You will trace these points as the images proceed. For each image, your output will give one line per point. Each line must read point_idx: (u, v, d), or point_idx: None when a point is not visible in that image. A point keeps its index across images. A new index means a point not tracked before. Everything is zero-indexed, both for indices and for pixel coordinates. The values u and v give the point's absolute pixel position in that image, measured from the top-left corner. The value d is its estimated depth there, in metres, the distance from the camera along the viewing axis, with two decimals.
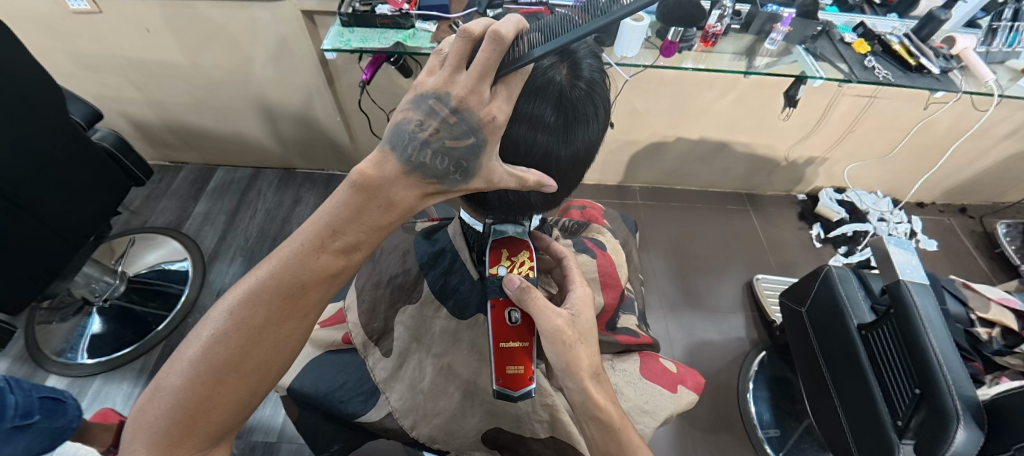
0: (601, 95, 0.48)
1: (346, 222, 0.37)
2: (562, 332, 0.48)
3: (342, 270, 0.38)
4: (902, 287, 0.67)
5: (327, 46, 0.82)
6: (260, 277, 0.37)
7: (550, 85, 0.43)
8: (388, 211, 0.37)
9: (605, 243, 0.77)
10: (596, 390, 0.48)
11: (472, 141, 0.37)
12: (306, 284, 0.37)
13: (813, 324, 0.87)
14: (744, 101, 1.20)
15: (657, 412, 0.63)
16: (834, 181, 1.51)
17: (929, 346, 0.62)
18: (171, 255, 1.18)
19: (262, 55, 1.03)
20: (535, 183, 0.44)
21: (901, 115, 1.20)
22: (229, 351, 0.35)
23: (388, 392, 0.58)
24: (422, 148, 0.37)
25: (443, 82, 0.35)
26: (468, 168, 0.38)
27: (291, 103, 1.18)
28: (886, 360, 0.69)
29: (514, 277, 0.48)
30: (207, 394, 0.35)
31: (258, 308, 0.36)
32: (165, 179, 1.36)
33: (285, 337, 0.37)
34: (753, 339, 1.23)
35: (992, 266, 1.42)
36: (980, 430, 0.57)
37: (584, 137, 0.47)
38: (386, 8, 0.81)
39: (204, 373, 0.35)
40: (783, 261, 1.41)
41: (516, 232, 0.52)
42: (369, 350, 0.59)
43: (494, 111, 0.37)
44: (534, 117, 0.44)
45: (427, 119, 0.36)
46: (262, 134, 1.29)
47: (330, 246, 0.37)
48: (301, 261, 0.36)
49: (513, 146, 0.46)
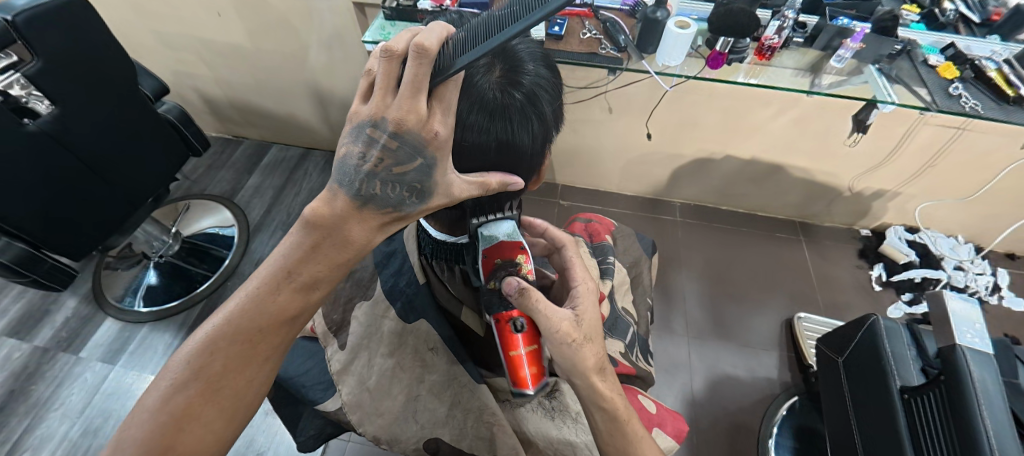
0: (547, 95, 0.45)
1: (303, 262, 0.40)
2: (568, 335, 0.46)
3: (300, 311, 0.42)
4: (955, 353, 0.58)
5: (367, 38, 0.84)
6: (216, 326, 0.40)
7: (479, 90, 0.41)
8: (341, 249, 0.40)
9: None
10: (603, 386, 0.48)
11: (420, 162, 0.38)
12: (265, 325, 0.40)
13: (851, 385, 0.77)
14: (803, 122, 1.10)
15: None
16: (904, 219, 1.35)
17: (979, 424, 0.53)
18: (222, 222, 1.29)
19: (316, 43, 1.09)
20: (497, 185, 0.44)
21: (996, 153, 1.04)
22: (189, 398, 0.37)
23: (340, 385, 0.57)
24: (370, 179, 0.38)
25: (377, 109, 0.36)
26: (422, 190, 0.39)
27: (339, 89, 1.24)
28: (926, 432, 0.60)
29: (513, 280, 0.46)
30: (165, 444, 0.36)
31: (216, 354, 0.39)
32: (225, 151, 1.48)
33: (245, 380, 0.40)
34: (784, 381, 1.13)
35: None
36: None
37: (509, 137, 0.43)
38: (427, 3, 0.82)
39: (164, 423, 0.37)
40: (832, 301, 1.28)
41: (506, 235, 0.49)
42: (328, 341, 0.59)
43: (435, 127, 0.37)
44: (466, 125, 0.42)
45: (368, 149, 0.37)
46: (311, 117, 1.36)
47: (288, 284, 0.40)
48: (258, 305, 0.40)
49: (463, 156, 0.44)
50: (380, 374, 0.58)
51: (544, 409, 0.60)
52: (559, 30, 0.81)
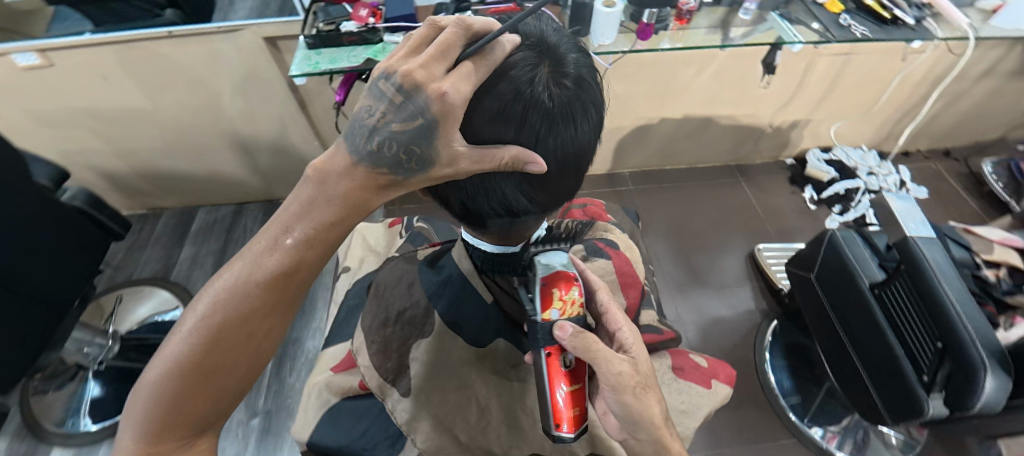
0: (589, 96, 0.40)
1: (297, 218, 0.36)
2: (632, 380, 0.44)
3: (301, 268, 0.36)
4: (909, 244, 0.67)
5: (295, 72, 0.78)
6: (221, 274, 0.36)
7: (512, 79, 0.36)
8: (334, 204, 0.35)
9: (617, 241, 0.69)
10: (669, 438, 0.45)
11: (421, 123, 0.34)
12: (264, 286, 0.35)
13: (824, 289, 0.86)
14: (723, 74, 1.19)
15: (695, 412, 0.61)
16: (819, 142, 1.52)
17: (944, 297, 0.61)
18: (161, 306, 1.14)
19: (230, 88, 0.99)
20: (511, 161, 0.36)
21: (879, 68, 1.20)
22: (192, 352, 0.34)
23: (414, 433, 0.54)
24: (372, 136, 0.35)
25: (396, 64, 0.34)
26: (421, 157, 0.35)
27: (263, 133, 1.14)
28: (903, 318, 0.68)
29: (567, 323, 0.43)
30: (175, 400, 0.34)
31: (216, 308, 0.35)
32: (144, 228, 1.31)
33: (247, 336, 0.36)
34: (762, 310, 1.23)
35: (984, 205, 1.43)
36: (1008, 376, 0.55)
37: (558, 137, 0.39)
38: (352, 25, 0.78)
39: (172, 380, 0.34)
40: (781, 228, 1.41)
41: (562, 265, 0.46)
42: (386, 392, 0.54)
43: (444, 87, 0.33)
44: (486, 115, 0.37)
45: (376, 104, 0.34)
46: (238, 169, 1.25)
47: (286, 240, 0.35)
48: (260, 259, 0.35)
49: (484, 137, 0.38)
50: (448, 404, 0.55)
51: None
52: None
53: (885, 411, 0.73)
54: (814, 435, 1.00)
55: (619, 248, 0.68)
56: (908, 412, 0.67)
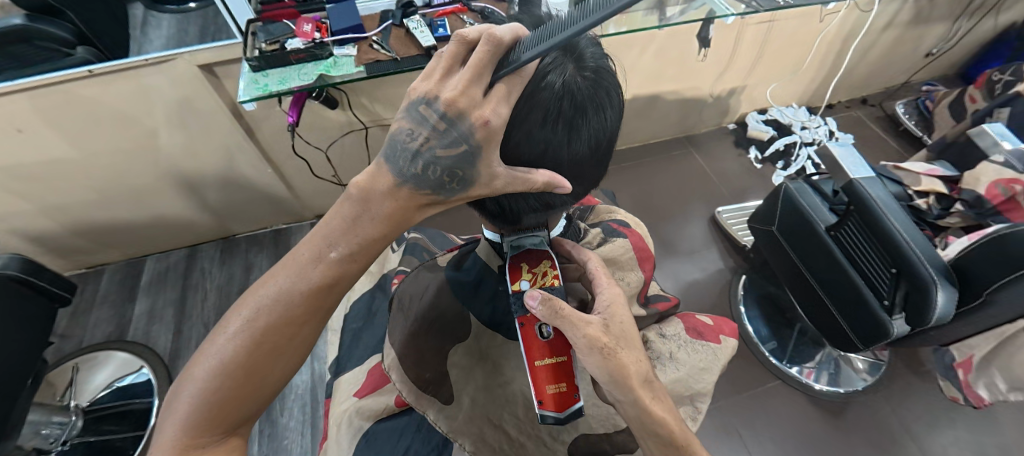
0: (611, 84, 0.42)
1: (341, 234, 0.35)
2: (598, 339, 0.41)
3: (340, 279, 0.37)
4: (854, 186, 0.74)
5: (243, 97, 0.72)
6: (270, 277, 0.37)
7: (548, 88, 0.37)
8: (379, 222, 0.36)
9: (626, 220, 0.67)
10: (652, 401, 0.41)
11: (465, 149, 0.34)
12: (307, 294, 0.35)
13: (785, 236, 0.93)
14: (664, 52, 1.25)
15: (713, 368, 0.59)
16: (756, 105, 1.63)
17: (893, 228, 0.68)
18: (122, 369, 1.04)
19: (167, 125, 0.92)
20: (542, 185, 0.39)
21: (799, 31, 1.31)
22: (238, 351, 0.34)
23: (460, 439, 0.50)
24: (415, 160, 0.35)
25: (433, 86, 0.34)
26: (464, 177, 0.36)
27: (210, 168, 1.07)
28: (860, 253, 0.75)
29: (534, 291, 0.42)
30: (218, 394, 0.34)
31: (262, 310, 0.35)
32: (86, 289, 1.19)
33: (288, 337, 0.36)
34: (731, 267, 1.31)
35: (901, 143, 1.60)
36: (953, 288, 0.63)
37: (581, 136, 0.40)
38: (297, 42, 0.73)
39: (221, 375, 0.34)
40: (734, 189, 1.51)
41: (535, 243, 0.46)
42: (426, 404, 0.50)
43: (486, 114, 0.33)
44: (525, 126, 0.38)
45: (418, 127, 0.34)
46: (186, 209, 1.16)
47: (328, 256, 0.35)
48: (303, 267, 0.35)
49: (518, 148, 0.39)
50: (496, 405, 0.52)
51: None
52: (444, 31, 0.78)
53: (854, 337, 0.81)
54: (794, 373, 1.09)
55: (631, 226, 0.66)
56: (875, 333, 0.75)
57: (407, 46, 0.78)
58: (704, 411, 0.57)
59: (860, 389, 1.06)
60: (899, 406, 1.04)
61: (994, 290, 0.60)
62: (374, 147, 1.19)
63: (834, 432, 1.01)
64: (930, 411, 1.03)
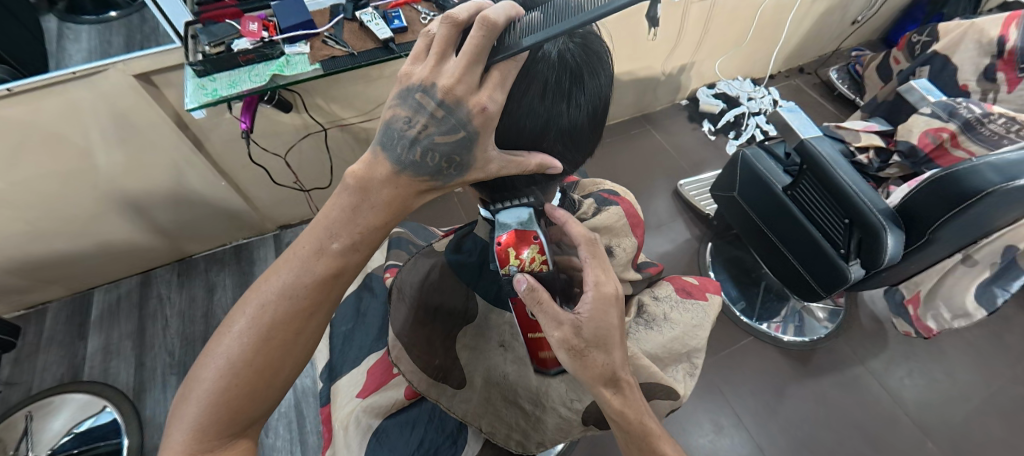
0: (599, 48, 0.42)
1: (342, 224, 0.36)
2: (568, 341, 0.41)
3: (342, 272, 0.38)
4: (806, 146, 0.79)
5: (191, 105, 0.67)
6: (271, 273, 0.37)
7: (544, 60, 0.37)
8: (380, 210, 0.36)
9: (614, 189, 0.68)
10: (612, 398, 0.42)
11: (462, 135, 0.35)
12: (310, 288, 0.37)
13: (746, 200, 0.99)
14: (616, 33, 1.28)
15: (704, 323, 0.62)
16: (705, 80, 1.70)
17: (843, 182, 0.73)
18: (81, 412, 0.96)
19: (105, 144, 0.84)
20: (536, 167, 0.40)
21: (738, 6, 1.38)
22: (244, 349, 0.35)
23: (476, 422, 0.52)
24: (412, 147, 0.35)
25: (428, 72, 0.33)
26: (461, 163, 0.36)
27: (158, 186, 0.99)
28: (816, 207, 0.81)
29: (521, 279, 0.41)
30: (226, 395, 0.35)
31: (266, 308, 0.36)
32: (27, 332, 1.09)
33: (293, 333, 0.37)
34: (697, 235, 1.37)
35: (837, 106, 1.72)
36: (899, 230, 0.69)
37: (575, 108, 0.41)
38: (244, 42, 0.70)
39: (227, 374, 0.35)
40: (692, 161, 1.57)
41: (521, 222, 0.43)
42: (437, 390, 0.51)
43: (483, 100, 0.34)
44: (523, 102, 0.38)
45: (415, 115, 0.34)
46: (134, 233, 1.07)
47: (330, 248, 0.36)
48: (306, 261, 0.36)
49: (513, 129, 0.40)
50: (510, 381, 0.52)
51: (643, 324, 0.60)
52: (400, 21, 0.76)
53: (817, 287, 0.87)
54: (764, 329, 1.16)
55: (619, 194, 0.66)
56: (834, 280, 0.81)
57: (363, 40, 0.76)
58: (701, 366, 0.61)
59: (824, 335, 1.15)
60: (859, 347, 1.14)
61: (936, 229, 0.66)
62: (335, 150, 1.15)
63: (805, 378, 1.09)
64: (885, 348, 1.13)
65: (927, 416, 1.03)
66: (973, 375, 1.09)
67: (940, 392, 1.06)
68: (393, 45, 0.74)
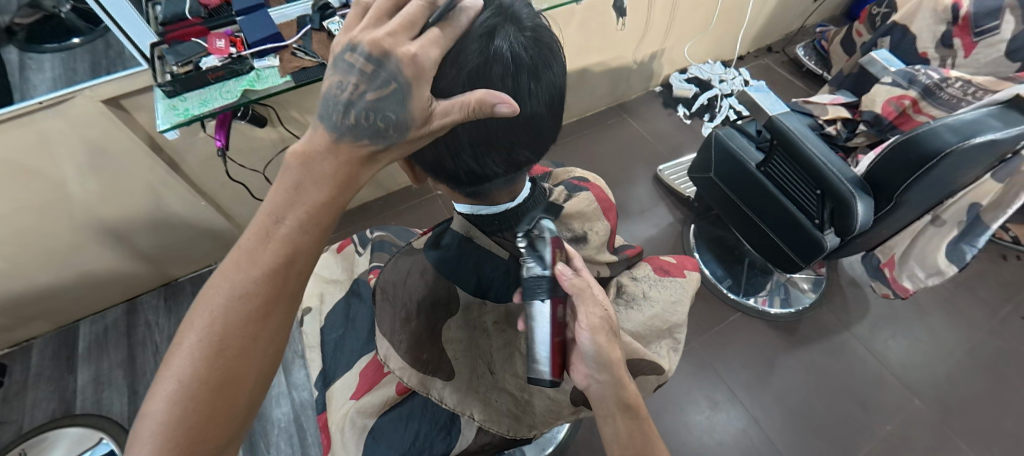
0: (550, 41, 0.43)
1: (286, 204, 0.34)
2: (602, 325, 0.45)
3: (294, 258, 0.35)
4: (775, 123, 0.82)
5: (163, 126, 0.66)
6: (216, 282, 0.34)
7: (498, 56, 0.38)
8: (324, 184, 0.35)
9: (583, 175, 0.70)
10: (626, 378, 0.45)
11: (394, 88, 0.34)
12: (262, 280, 0.34)
13: (722, 179, 1.01)
14: (585, 25, 1.29)
15: (683, 299, 0.64)
16: (676, 66, 1.73)
17: (812, 154, 0.76)
18: (77, 446, 0.97)
19: (77, 173, 0.83)
20: (485, 120, 0.36)
21: None
22: (194, 364, 0.32)
23: (469, 411, 0.52)
24: (347, 109, 0.35)
25: (358, 31, 0.34)
26: (398, 122, 0.35)
27: (136, 212, 0.98)
28: (789, 181, 0.83)
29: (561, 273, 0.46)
30: (181, 422, 0.31)
31: (212, 316, 0.33)
32: (13, 371, 1.07)
33: (251, 338, 0.34)
34: (680, 218, 1.39)
35: (807, 82, 1.76)
36: (868, 197, 0.72)
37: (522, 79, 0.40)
38: (212, 59, 0.69)
39: (178, 397, 0.31)
40: (670, 146, 1.60)
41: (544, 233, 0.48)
42: (430, 384, 0.50)
43: (412, 51, 0.33)
44: (468, 72, 0.38)
45: (348, 76, 0.35)
46: (116, 261, 1.06)
47: (276, 231, 0.34)
48: (250, 253, 0.34)
49: (456, 99, 0.38)
50: (498, 368, 0.56)
51: (623, 304, 0.62)
52: None
53: (796, 258, 0.89)
54: (751, 303, 1.19)
55: (590, 180, 0.68)
56: (810, 249, 0.84)
57: (332, 49, 0.76)
58: (683, 340, 0.62)
59: (808, 305, 1.18)
60: (841, 313, 1.17)
61: (903, 193, 0.69)
62: None
63: (793, 348, 1.12)
64: (867, 313, 1.17)
65: (911, 374, 1.07)
66: (952, 332, 1.13)
67: (922, 350, 1.10)
68: None
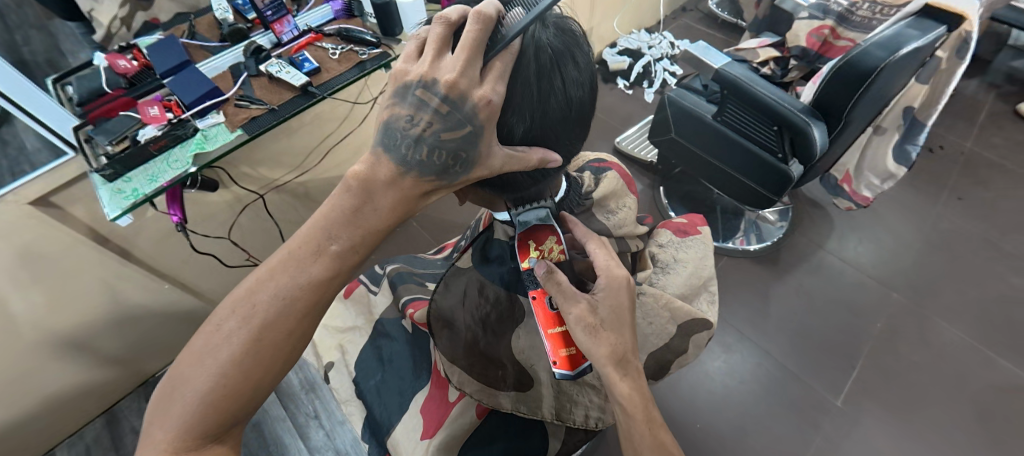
0: (576, 38, 0.42)
1: (343, 225, 0.36)
2: (584, 320, 0.42)
3: (338, 274, 0.37)
4: (722, 74, 0.86)
5: (114, 214, 0.58)
6: (264, 278, 0.36)
7: (531, 60, 0.38)
8: (382, 214, 0.36)
9: (597, 157, 0.71)
10: (621, 379, 0.43)
11: (468, 130, 0.35)
12: (305, 287, 0.36)
13: (682, 136, 1.05)
14: None
15: (707, 257, 0.66)
16: (606, 41, 1.78)
17: (762, 95, 0.81)
18: None
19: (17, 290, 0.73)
20: (538, 161, 0.41)
21: None
22: (234, 347, 0.34)
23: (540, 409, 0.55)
24: (417, 146, 0.35)
25: (427, 69, 0.34)
26: (467, 159, 0.36)
27: (94, 315, 0.88)
28: (745, 125, 0.89)
29: (541, 264, 0.44)
30: (212, 394, 0.33)
31: (257, 303, 0.35)
32: None
33: (286, 333, 0.36)
34: (648, 183, 1.44)
35: (724, 33, 1.88)
36: (821, 123, 0.78)
37: (566, 94, 0.41)
38: (150, 129, 0.61)
39: (215, 368, 0.34)
40: (620, 118, 1.65)
41: (540, 218, 0.47)
42: (493, 394, 0.54)
43: (487, 93, 0.34)
44: (523, 97, 0.39)
45: (417, 112, 0.34)
46: (81, 373, 0.95)
47: (327, 249, 0.36)
48: (298, 262, 0.36)
49: (509, 129, 0.40)
50: None
51: (660, 271, 0.63)
52: (310, 63, 0.72)
53: (768, 194, 0.94)
54: (732, 246, 1.26)
55: (607, 160, 0.70)
56: (779, 181, 0.89)
57: (278, 92, 0.70)
58: (716, 292, 0.66)
59: (781, 235, 1.27)
60: (812, 234, 1.27)
61: (850, 110, 0.75)
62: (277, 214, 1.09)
63: (781, 276, 1.20)
64: (834, 228, 1.27)
65: (883, 271, 1.18)
66: (906, 226, 1.25)
67: (887, 248, 1.21)
68: (313, 88, 0.70)
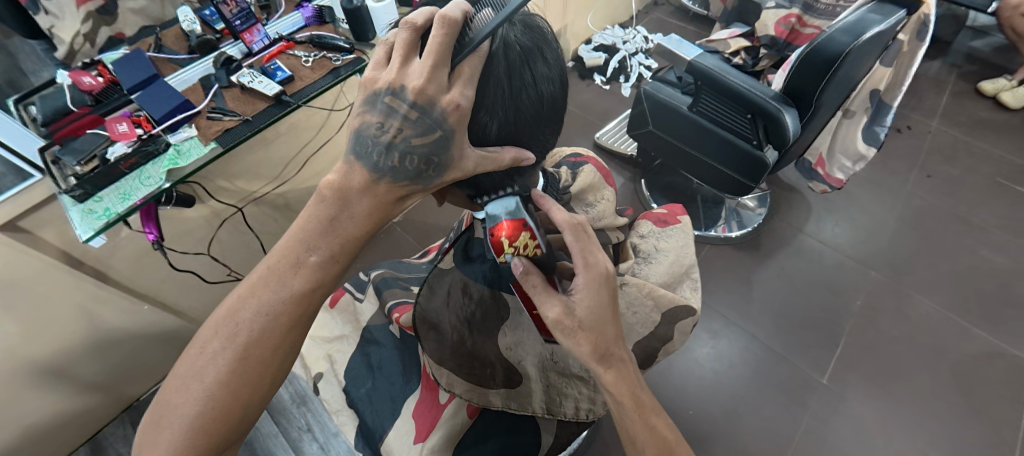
0: (545, 34, 0.42)
1: (320, 236, 0.36)
2: (562, 323, 0.41)
3: (320, 285, 0.37)
4: (695, 66, 0.87)
5: (85, 235, 0.56)
6: (245, 296, 0.36)
7: (501, 61, 0.38)
8: (360, 221, 0.36)
9: (575, 152, 0.72)
10: (607, 374, 0.43)
11: (439, 134, 0.34)
12: (287, 302, 0.36)
13: (659, 128, 1.07)
14: None
15: (688, 244, 0.67)
16: (581, 38, 1.79)
17: (733, 85, 0.83)
18: None
19: None
20: (512, 160, 0.41)
21: None
22: (219, 368, 0.34)
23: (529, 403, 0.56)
24: (389, 153, 0.35)
25: (395, 76, 0.34)
26: (440, 163, 0.36)
27: (72, 341, 0.86)
28: (719, 114, 0.91)
29: (518, 264, 0.43)
30: (203, 416, 0.34)
31: (239, 321, 0.35)
32: None
33: (270, 350, 0.35)
34: (629, 176, 1.46)
35: (696, 26, 1.91)
36: (791, 109, 0.80)
37: (537, 92, 0.41)
38: (120, 146, 0.58)
39: (202, 391, 0.34)
40: (598, 113, 1.66)
41: (508, 210, 0.44)
42: (484, 393, 0.54)
43: (456, 97, 0.34)
44: (494, 97, 0.39)
45: (387, 119, 0.34)
46: (60, 402, 0.92)
47: (306, 261, 0.36)
48: (278, 276, 0.36)
49: (482, 130, 0.41)
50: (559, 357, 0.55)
51: (643, 261, 0.64)
52: (283, 72, 0.71)
53: (745, 181, 0.97)
54: (715, 234, 1.28)
55: (583, 154, 0.71)
56: (755, 168, 0.91)
57: (251, 102, 0.69)
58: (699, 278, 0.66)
59: (760, 221, 1.29)
60: (790, 218, 1.30)
61: (819, 95, 0.77)
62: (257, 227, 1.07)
63: (763, 261, 1.22)
64: (812, 211, 1.30)
65: (860, 251, 1.22)
66: (880, 205, 1.29)
67: (863, 228, 1.25)
68: (286, 97, 0.69)
